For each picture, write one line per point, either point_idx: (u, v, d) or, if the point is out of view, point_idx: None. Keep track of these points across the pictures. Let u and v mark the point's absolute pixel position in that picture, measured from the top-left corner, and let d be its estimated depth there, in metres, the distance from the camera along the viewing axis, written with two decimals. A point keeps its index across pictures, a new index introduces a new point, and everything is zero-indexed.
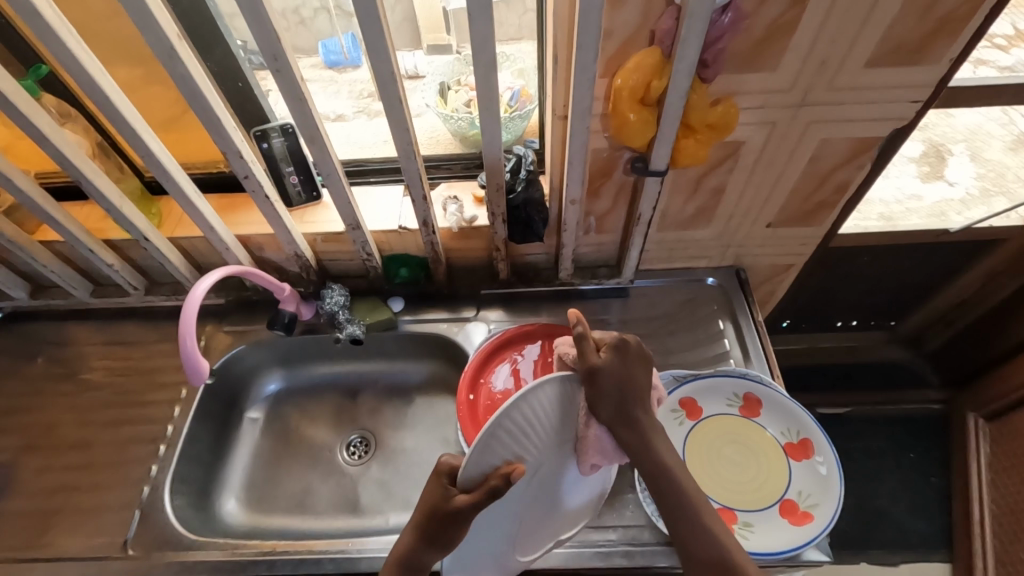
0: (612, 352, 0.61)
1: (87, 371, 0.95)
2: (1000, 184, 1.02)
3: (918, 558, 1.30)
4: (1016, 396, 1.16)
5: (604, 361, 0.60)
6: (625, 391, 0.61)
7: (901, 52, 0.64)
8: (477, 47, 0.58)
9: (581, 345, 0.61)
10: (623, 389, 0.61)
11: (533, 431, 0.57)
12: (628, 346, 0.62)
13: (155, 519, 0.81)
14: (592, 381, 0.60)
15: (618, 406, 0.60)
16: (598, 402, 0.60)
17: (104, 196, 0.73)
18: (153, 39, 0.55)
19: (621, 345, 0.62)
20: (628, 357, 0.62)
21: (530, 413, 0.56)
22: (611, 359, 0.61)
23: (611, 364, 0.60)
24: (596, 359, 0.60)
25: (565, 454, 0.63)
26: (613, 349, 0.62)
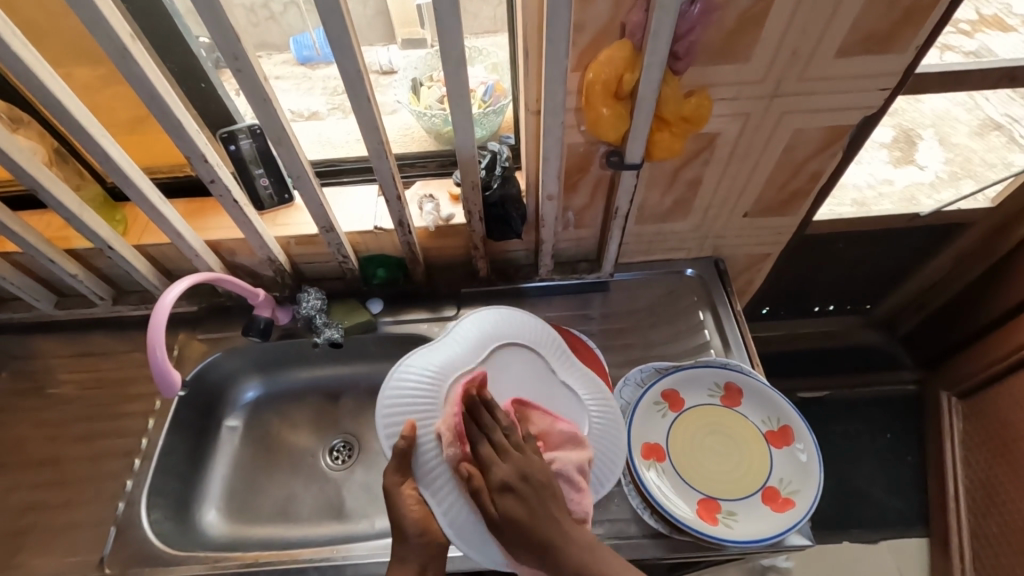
0: (508, 499, 0.57)
1: (56, 385, 0.92)
2: (966, 166, 1.04)
3: (897, 535, 1.34)
4: (984, 375, 1.20)
5: (501, 512, 0.56)
6: (539, 530, 0.55)
7: (869, 42, 0.64)
8: (446, 43, 0.56)
9: (476, 499, 0.58)
10: (532, 532, 0.55)
11: (427, 382, 0.68)
12: (520, 485, 0.57)
13: (131, 536, 0.78)
14: (500, 532, 0.56)
15: (535, 551, 0.55)
16: (511, 542, 0.56)
17: (65, 205, 0.70)
18: (104, 40, 0.53)
19: (512, 475, 0.57)
20: (528, 493, 0.56)
21: (413, 369, 0.69)
22: (509, 505, 0.56)
23: (508, 519, 0.56)
24: (493, 513, 0.57)
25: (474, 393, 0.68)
26: (504, 488, 0.57)
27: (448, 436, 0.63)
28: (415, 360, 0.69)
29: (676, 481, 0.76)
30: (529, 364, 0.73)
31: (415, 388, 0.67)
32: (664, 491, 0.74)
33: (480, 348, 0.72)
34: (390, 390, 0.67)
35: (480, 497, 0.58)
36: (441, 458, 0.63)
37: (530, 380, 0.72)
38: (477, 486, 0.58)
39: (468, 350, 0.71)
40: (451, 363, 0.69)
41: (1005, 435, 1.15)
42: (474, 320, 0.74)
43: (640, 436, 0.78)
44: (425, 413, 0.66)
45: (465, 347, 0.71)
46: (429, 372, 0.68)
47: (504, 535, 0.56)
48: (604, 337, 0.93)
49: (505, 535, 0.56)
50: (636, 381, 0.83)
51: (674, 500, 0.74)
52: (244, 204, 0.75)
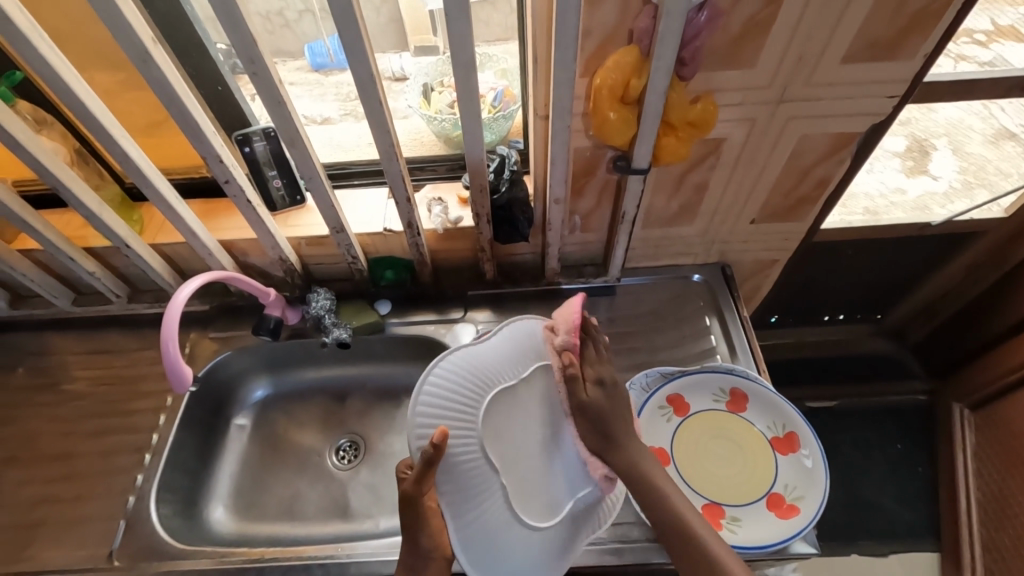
0: (599, 390, 0.67)
1: (71, 381, 0.94)
2: (980, 176, 1.04)
3: (907, 549, 1.31)
4: (998, 386, 1.19)
5: (589, 398, 0.66)
6: (610, 422, 0.66)
7: (876, 48, 0.64)
8: (456, 49, 0.58)
9: (571, 385, 0.66)
10: (607, 420, 0.66)
11: (463, 390, 0.65)
12: (610, 384, 0.68)
13: (141, 529, 0.79)
14: (581, 415, 0.66)
15: (603, 438, 0.65)
16: (587, 426, 0.66)
17: (84, 204, 0.72)
18: (126, 43, 0.55)
19: (608, 377, 0.68)
20: (613, 394, 0.68)
21: (446, 376, 0.65)
22: (599, 394, 0.66)
23: (596, 404, 0.66)
24: (584, 395, 0.66)
25: (508, 411, 0.66)
26: (598, 384, 0.67)
27: (563, 329, 0.70)
28: (452, 366, 0.66)
29: (680, 487, 0.75)
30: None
31: (451, 395, 0.64)
32: None
33: (522, 364, 0.69)
34: (424, 392, 0.64)
35: (576, 380, 0.66)
36: (467, 474, 0.62)
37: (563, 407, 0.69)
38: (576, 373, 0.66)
39: (509, 364, 0.68)
40: (490, 376, 0.67)
41: (1017, 447, 1.13)
42: (517, 333, 0.71)
43: (645, 440, 0.78)
44: (457, 423, 0.63)
45: (506, 361, 0.68)
46: (467, 379, 0.66)
47: (582, 418, 0.66)
48: (610, 341, 0.93)
49: (589, 417, 0.65)
50: (641, 385, 0.82)
51: None
52: (257, 205, 0.77)
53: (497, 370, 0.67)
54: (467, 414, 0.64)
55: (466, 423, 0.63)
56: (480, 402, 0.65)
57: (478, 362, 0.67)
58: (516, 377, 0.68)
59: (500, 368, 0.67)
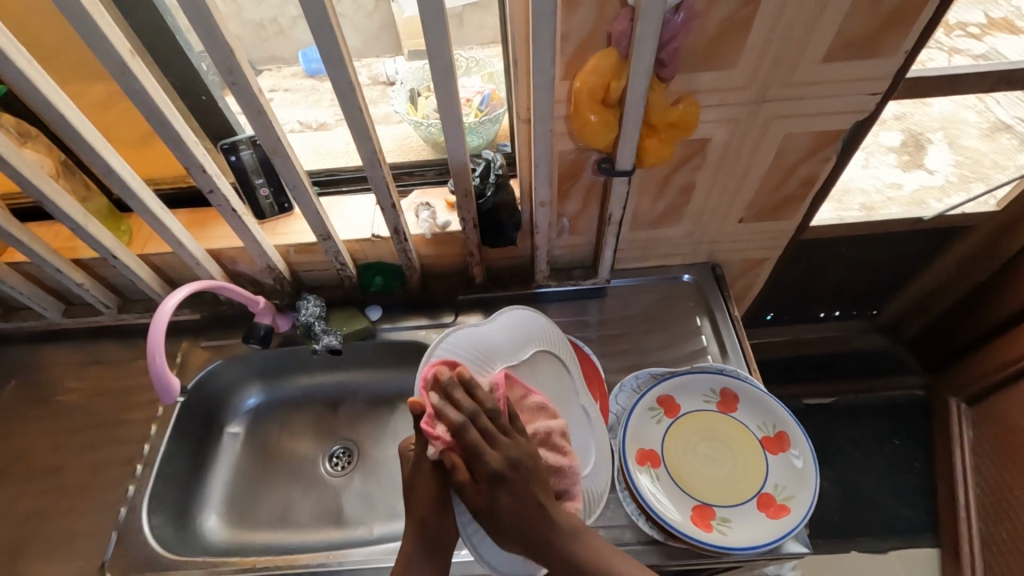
0: (496, 488, 0.58)
1: (63, 393, 0.94)
2: (976, 169, 1.03)
3: (906, 545, 1.31)
4: (993, 379, 1.18)
5: (492, 499, 0.58)
6: (529, 521, 0.58)
7: (856, 46, 0.64)
8: (435, 56, 0.58)
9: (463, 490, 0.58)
10: (522, 515, 0.58)
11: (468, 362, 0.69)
12: (511, 474, 0.58)
13: (132, 541, 0.79)
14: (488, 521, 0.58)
15: (522, 538, 0.58)
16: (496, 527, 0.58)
17: (69, 216, 0.72)
18: (104, 57, 0.55)
19: (503, 465, 0.58)
20: (515, 485, 0.58)
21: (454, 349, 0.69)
22: (503, 495, 0.58)
23: (495, 507, 0.58)
24: (481, 502, 0.58)
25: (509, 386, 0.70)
26: (491, 484, 0.58)
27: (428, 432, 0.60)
28: (454, 339, 0.69)
29: (670, 488, 0.75)
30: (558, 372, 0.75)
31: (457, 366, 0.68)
32: (658, 497, 0.74)
33: (520, 345, 0.73)
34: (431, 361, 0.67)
35: (466, 487, 0.58)
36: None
37: (555, 387, 0.74)
38: (462, 479, 0.58)
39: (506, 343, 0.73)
40: (492, 353, 0.71)
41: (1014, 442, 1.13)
42: (513, 319, 0.74)
43: (635, 441, 0.78)
44: None
45: (506, 341, 0.73)
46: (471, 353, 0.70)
47: (491, 524, 0.59)
48: (602, 343, 0.93)
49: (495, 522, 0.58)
50: (631, 387, 0.83)
51: (667, 506, 0.73)
52: (243, 213, 0.77)
53: (500, 350, 0.72)
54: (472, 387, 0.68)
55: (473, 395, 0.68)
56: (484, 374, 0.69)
57: (477, 339, 0.71)
58: (514, 357, 0.72)
59: (503, 349, 0.72)
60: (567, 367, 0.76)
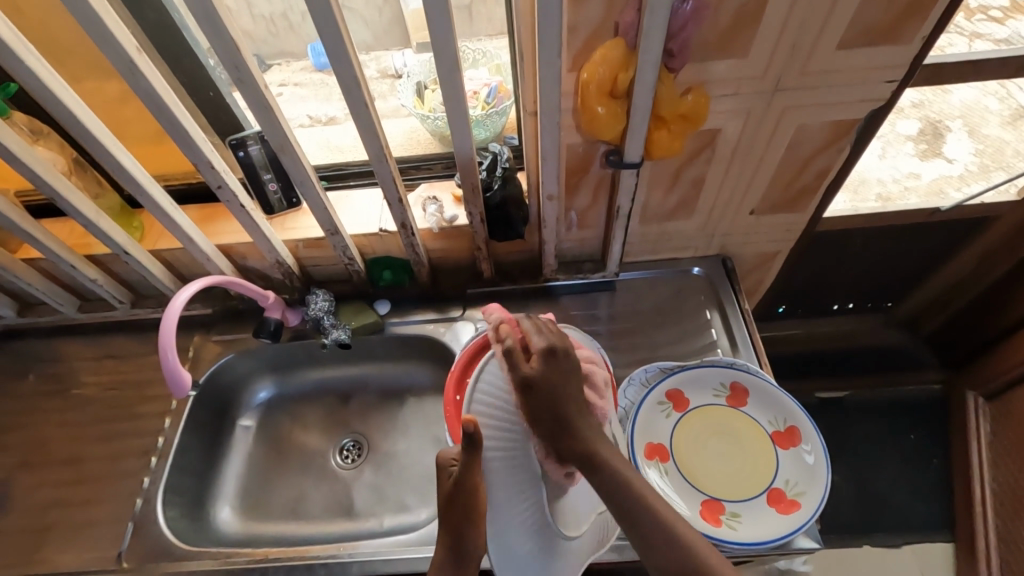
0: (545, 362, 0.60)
1: (80, 387, 0.96)
2: (998, 159, 1.00)
3: (920, 540, 1.30)
4: (1013, 374, 1.16)
5: (538, 372, 0.59)
6: (563, 406, 0.59)
7: (872, 33, 0.63)
8: (440, 49, 0.57)
9: (513, 358, 0.60)
10: (558, 396, 0.59)
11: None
12: (559, 353, 0.61)
13: (148, 531, 0.81)
14: (527, 392, 0.59)
15: (554, 418, 0.58)
16: (535, 403, 0.58)
17: (81, 212, 0.73)
18: (112, 54, 0.55)
19: (555, 345, 0.62)
20: (562, 364, 0.60)
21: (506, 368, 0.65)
22: (548, 369, 0.59)
23: (543, 377, 0.59)
24: (529, 370, 0.59)
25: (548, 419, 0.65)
26: (544, 355, 0.60)
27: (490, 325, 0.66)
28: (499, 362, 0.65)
29: (679, 483, 0.75)
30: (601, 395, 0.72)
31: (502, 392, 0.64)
32: (666, 492, 0.74)
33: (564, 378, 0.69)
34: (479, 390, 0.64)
35: (515, 354, 0.60)
36: (513, 465, 0.62)
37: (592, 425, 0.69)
38: (515, 347, 0.61)
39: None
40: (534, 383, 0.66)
41: None
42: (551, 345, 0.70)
43: (644, 435, 0.77)
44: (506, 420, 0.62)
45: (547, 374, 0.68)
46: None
47: (529, 397, 0.59)
48: (611, 337, 0.92)
49: (536, 392, 0.58)
50: (640, 380, 0.82)
51: (676, 501, 0.73)
52: (252, 209, 0.77)
53: None
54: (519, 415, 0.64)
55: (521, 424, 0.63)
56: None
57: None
58: None
59: None
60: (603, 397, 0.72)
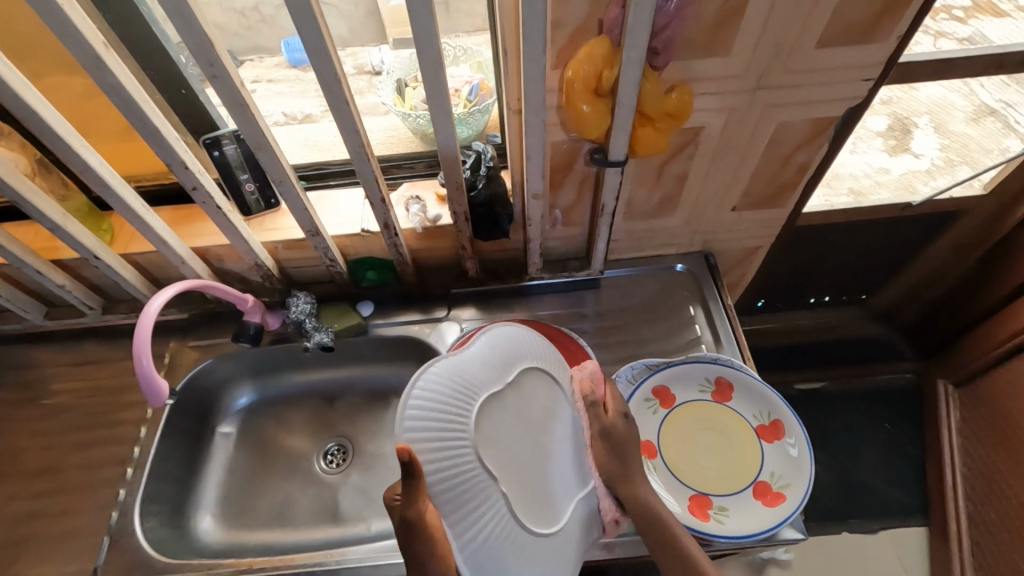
0: (617, 417, 0.68)
1: (50, 396, 0.92)
2: (963, 154, 1.04)
3: (897, 525, 1.33)
4: (981, 362, 1.20)
5: (615, 425, 0.68)
6: (628, 454, 0.67)
7: (850, 31, 0.64)
8: (424, 45, 0.56)
9: (594, 410, 0.68)
10: (625, 446, 0.67)
11: (452, 397, 0.58)
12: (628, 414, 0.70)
13: (126, 544, 0.78)
14: (603, 439, 0.67)
15: (621, 462, 0.66)
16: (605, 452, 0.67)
17: (47, 215, 0.70)
18: (77, 49, 0.52)
19: (626, 410, 0.71)
20: (634, 425, 0.70)
21: (444, 371, 0.60)
22: (619, 423, 0.68)
23: (621, 431, 0.68)
24: (611, 421, 0.68)
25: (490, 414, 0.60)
26: (621, 416, 0.69)
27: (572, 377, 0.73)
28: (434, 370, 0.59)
29: (667, 479, 0.75)
30: (545, 392, 0.66)
31: (439, 409, 0.57)
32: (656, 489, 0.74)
33: (502, 368, 0.64)
34: (413, 401, 0.56)
35: (598, 404, 0.68)
36: (465, 488, 0.56)
37: (546, 407, 0.65)
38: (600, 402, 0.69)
39: (493, 372, 0.63)
40: (475, 381, 0.61)
41: (1002, 423, 1.15)
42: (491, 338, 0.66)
43: None
44: (450, 432, 0.57)
45: (486, 363, 0.63)
46: (452, 388, 0.59)
47: (604, 442, 0.67)
48: (597, 335, 0.92)
49: (609, 442, 0.67)
50: (627, 378, 0.82)
51: (667, 498, 0.73)
52: (229, 210, 0.75)
53: (480, 377, 0.62)
54: (455, 427, 0.57)
55: (460, 438, 0.57)
56: (469, 413, 0.58)
57: (457, 370, 0.61)
58: (499, 382, 0.63)
59: (486, 371, 0.62)
60: (557, 383, 0.68)
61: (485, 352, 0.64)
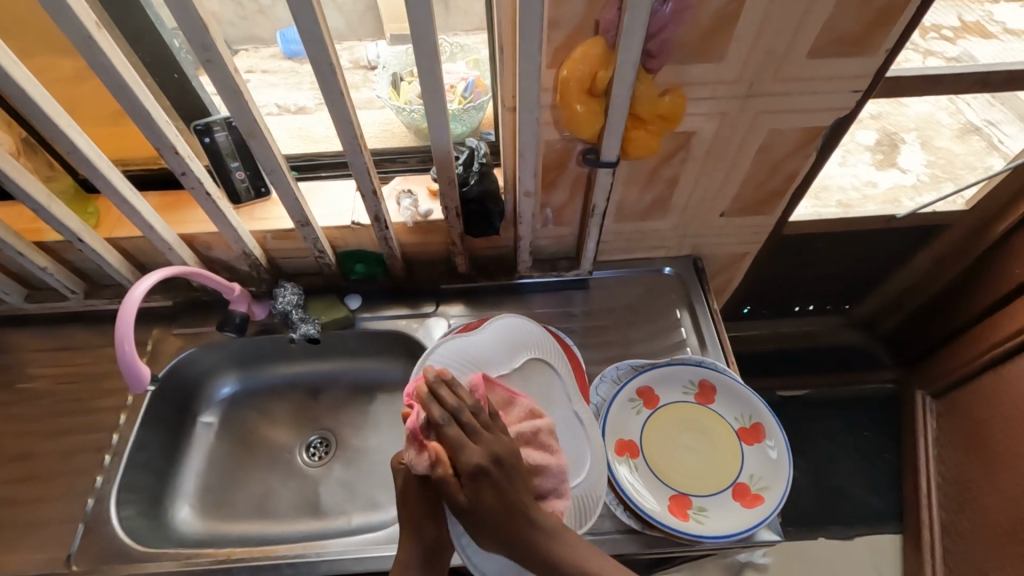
0: (478, 485, 0.53)
1: (27, 380, 0.90)
2: (949, 170, 1.05)
3: (873, 532, 1.36)
4: (959, 373, 1.23)
5: (473, 495, 0.53)
6: (511, 514, 0.54)
7: (841, 44, 0.65)
8: (420, 38, 0.56)
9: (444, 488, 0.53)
10: (508, 512, 0.54)
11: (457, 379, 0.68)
12: (494, 470, 0.54)
13: (101, 531, 0.77)
14: (469, 518, 0.53)
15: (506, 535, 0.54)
16: (482, 527, 0.54)
17: (31, 195, 0.69)
18: (69, 28, 0.52)
19: (482, 458, 0.53)
20: (500, 475, 0.54)
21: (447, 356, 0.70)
22: (481, 493, 0.53)
23: (477, 506, 0.53)
24: (462, 501, 0.53)
25: None
26: (475, 479, 0.53)
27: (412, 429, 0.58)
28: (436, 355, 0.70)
29: (649, 478, 0.76)
30: (546, 379, 0.74)
31: None
32: (636, 486, 0.75)
33: (508, 354, 0.73)
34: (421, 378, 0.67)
35: (449, 483, 0.53)
36: None
37: (543, 394, 0.73)
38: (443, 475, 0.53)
39: (498, 355, 0.72)
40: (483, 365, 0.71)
41: (978, 434, 1.17)
42: (500, 327, 0.75)
43: (615, 431, 0.78)
44: None
45: (494, 349, 0.73)
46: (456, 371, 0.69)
47: (472, 518, 0.53)
48: (584, 334, 0.93)
49: (475, 521, 0.53)
50: (612, 377, 0.84)
51: (645, 496, 0.74)
52: (219, 198, 0.74)
53: (486, 361, 0.71)
54: None
55: None
56: None
57: (462, 356, 0.71)
58: (504, 366, 0.72)
59: (491, 356, 0.72)
60: (555, 368, 0.76)
61: (490, 340, 0.73)
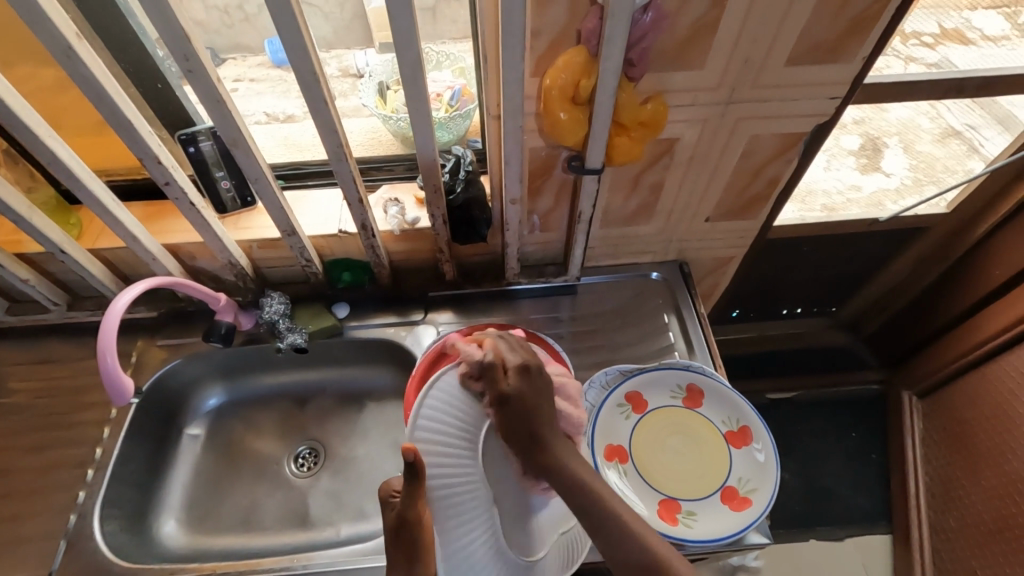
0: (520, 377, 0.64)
1: (7, 394, 0.89)
2: (930, 173, 1.07)
3: (862, 533, 1.36)
4: (944, 373, 1.25)
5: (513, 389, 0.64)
6: (538, 419, 0.63)
7: (818, 51, 0.66)
8: (402, 47, 0.56)
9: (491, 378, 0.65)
10: (534, 413, 0.63)
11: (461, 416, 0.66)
12: (535, 369, 0.65)
13: (83, 547, 0.76)
14: (504, 407, 0.63)
15: (530, 432, 0.62)
16: (513, 418, 0.63)
17: (11, 206, 0.68)
18: (48, 38, 0.52)
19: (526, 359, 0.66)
20: (538, 379, 0.65)
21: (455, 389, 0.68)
22: (521, 383, 0.64)
23: (518, 394, 0.63)
24: (506, 387, 0.64)
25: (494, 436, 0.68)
26: (519, 374, 0.64)
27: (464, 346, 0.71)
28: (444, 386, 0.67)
29: (638, 483, 0.76)
30: None
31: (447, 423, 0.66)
32: (624, 491, 0.75)
33: None
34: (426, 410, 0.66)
35: (496, 370, 0.65)
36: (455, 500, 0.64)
37: None
38: (491, 365, 0.65)
39: None
40: None
41: (963, 433, 1.19)
42: None
43: (604, 436, 0.79)
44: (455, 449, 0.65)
45: None
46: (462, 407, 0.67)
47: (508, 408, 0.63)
48: (573, 340, 0.93)
49: (512, 407, 0.63)
50: (601, 383, 0.84)
51: (634, 501, 0.74)
52: (203, 207, 0.74)
53: None
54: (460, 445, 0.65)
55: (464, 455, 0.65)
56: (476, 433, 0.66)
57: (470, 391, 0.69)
58: None
59: None
60: None
61: None
